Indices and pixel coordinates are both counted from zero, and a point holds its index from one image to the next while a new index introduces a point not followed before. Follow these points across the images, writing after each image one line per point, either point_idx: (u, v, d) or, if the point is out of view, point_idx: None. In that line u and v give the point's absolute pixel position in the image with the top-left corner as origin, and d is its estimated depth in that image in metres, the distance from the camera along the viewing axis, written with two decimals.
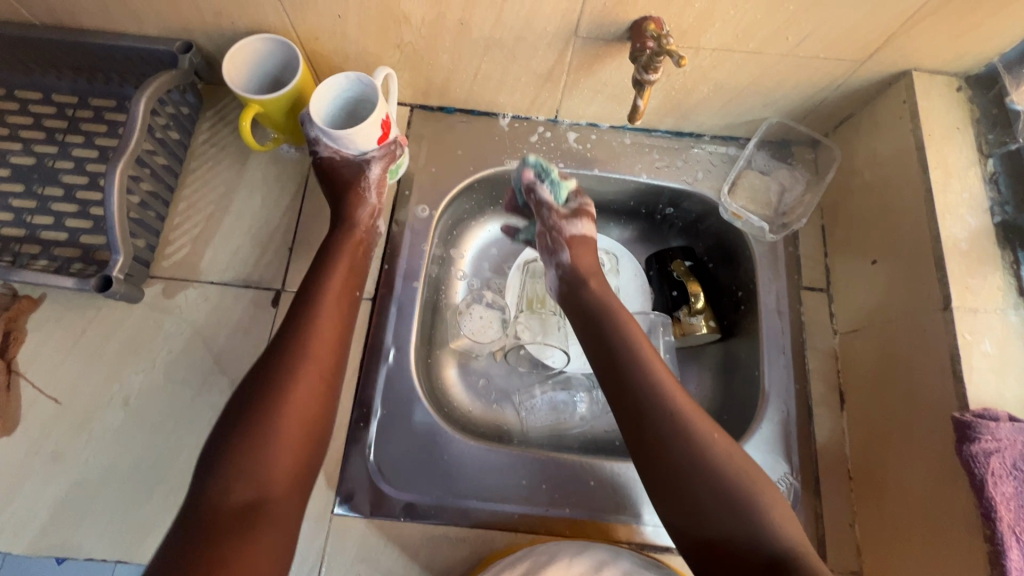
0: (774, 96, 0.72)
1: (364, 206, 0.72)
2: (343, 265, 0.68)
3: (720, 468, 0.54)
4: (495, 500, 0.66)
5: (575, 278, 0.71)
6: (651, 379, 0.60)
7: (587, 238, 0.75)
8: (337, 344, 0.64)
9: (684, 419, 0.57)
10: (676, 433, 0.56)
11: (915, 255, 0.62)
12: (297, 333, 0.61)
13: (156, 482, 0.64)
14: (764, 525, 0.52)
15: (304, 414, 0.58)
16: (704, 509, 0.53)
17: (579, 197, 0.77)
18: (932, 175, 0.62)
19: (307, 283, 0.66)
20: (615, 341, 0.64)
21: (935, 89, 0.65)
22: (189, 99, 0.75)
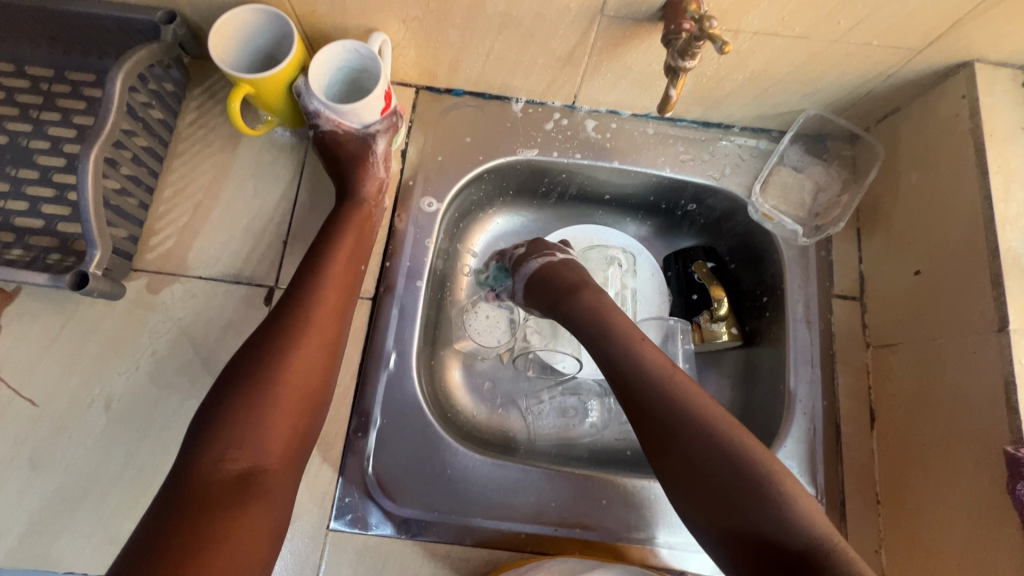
0: (815, 86, 0.66)
1: (369, 184, 0.67)
2: (344, 238, 0.63)
3: (741, 459, 0.49)
4: (500, 517, 0.62)
5: (571, 275, 0.66)
6: (648, 370, 0.56)
7: (534, 281, 0.68)
8: (335, 312, 0.60)
9: (693, 409, 0.53)
10: (682, 425, 0.52)
11: (967, 268, 0.57)
12: (294, 305, 0.58)
13: (140, 492, 0.60)
14: (793, 526, 0.46)
15: (298, 391, 0.55)
16: (730, 506, 0.48)
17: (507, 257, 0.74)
18: (992, 180, 0.56)
19: (308, 256, 0.62)
20: (606, 332, 0.60)
21: (998, 83, 0.59)
22: (174, 75, 0.69)
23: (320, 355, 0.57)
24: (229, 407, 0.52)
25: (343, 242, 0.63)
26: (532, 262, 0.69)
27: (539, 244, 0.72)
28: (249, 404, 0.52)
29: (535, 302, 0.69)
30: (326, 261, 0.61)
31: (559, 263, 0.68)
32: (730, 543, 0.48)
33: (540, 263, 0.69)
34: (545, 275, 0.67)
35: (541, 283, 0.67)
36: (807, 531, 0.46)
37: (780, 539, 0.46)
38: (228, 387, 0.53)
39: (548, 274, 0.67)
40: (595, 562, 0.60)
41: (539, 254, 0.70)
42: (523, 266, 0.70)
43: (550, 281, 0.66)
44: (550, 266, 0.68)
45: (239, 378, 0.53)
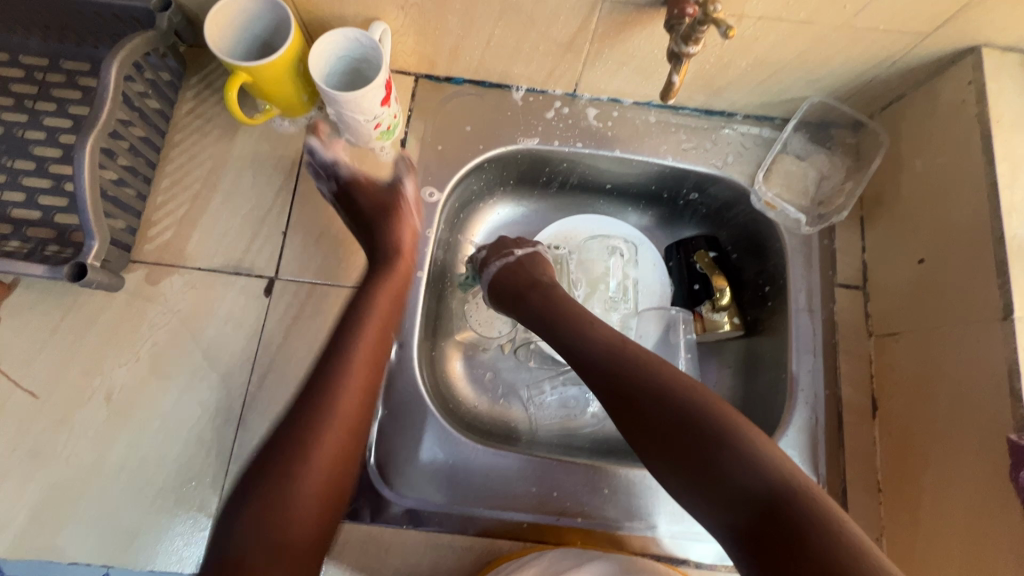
0: (820, 73, 0.65)
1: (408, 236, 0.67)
2: (385, 295, 0.62)
3: (698, 415, 0.48)
4: (500, 506, 0.62)
5: (530, 273, 0.68)
6: (601, 346, 0.57)
7: (495, 284, 0.69)
8: (374, 372, 0.57)
9: (649, 376, 0.53)
10: (640, 392, 0.52)
11: (971, 257, 0.56)
12: (335, 367, 0.55)
13: (141, 483, 0.60)
14: (757, 469, 0.44)
15: (342, 454, 0.52)
16: (698, 463, 0.46)
17: (476, 259, 0.74)
18: (998, 168, 0.55)
19: (348, 314, 0.60)
20: (560, 313, 0.62)
21: (1006, 68, 0.58)
22: (170, 64, 0.68)
23: (363, 418, 0.55)
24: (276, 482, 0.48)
25: (382, 300, 0.61)
26: (492, 265, 0.70)
27: (503, 244, 0.72)
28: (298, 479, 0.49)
29: (497, 296, 0.69)
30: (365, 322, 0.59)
31: (522, 259, 0.69)
32: (704, 501, 0.46)
33: (498, 267, 0.69)
34: (506, 274, 0.69)
35: (502, 282, 0.68)
36: (771, 473, 0.44)
37: (752, 487, 0.43)
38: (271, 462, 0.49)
39: (509, 272, 0.68)
40: (596, 551, 0.60)
41: (500, 256, 0.70)
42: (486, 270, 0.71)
43: (514, 276, 0.68)
44: (512, 266, 0.69)
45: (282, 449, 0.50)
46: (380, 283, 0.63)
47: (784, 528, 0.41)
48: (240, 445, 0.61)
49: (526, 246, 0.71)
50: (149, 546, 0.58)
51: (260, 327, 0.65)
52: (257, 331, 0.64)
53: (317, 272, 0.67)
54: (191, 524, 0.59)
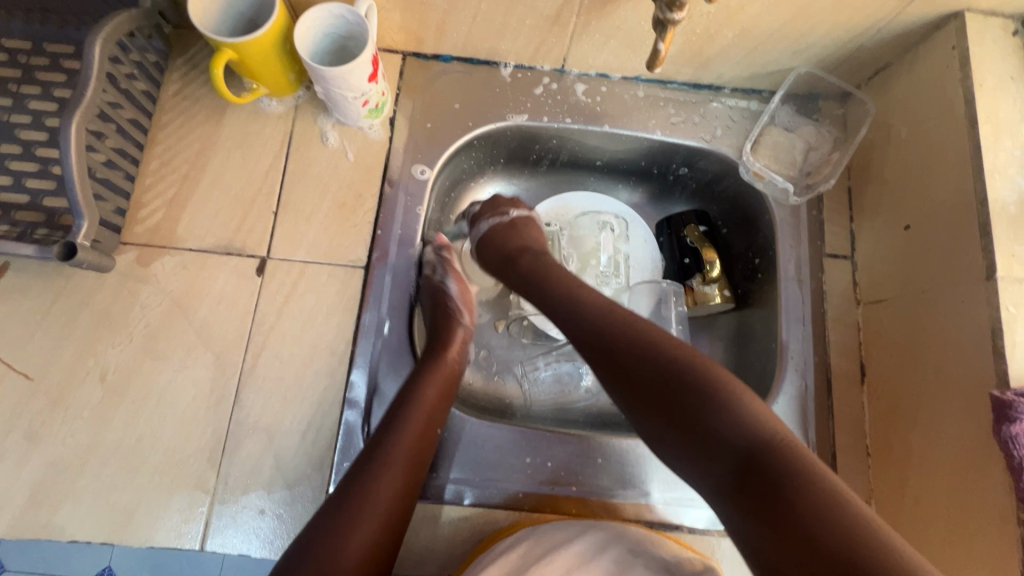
0: (806, 42, 0.65)
1: (462, 323, 0.68)
2: (444, 374, 0.61)
3: (688, 375, 0.49)
4: (495, 478, 0.63)
5: (523, 237, 0.70)
6: (593, 311, 0.57)
7: (487, 241, 0.71)
8: (416, 468, 0.56)
9: (643, 340, 0.52)
10: (633, 355, 0.52)
11: (956, 221, 0.57)
12: (378, 465, 0.54)
13: (139, 461, 0.60)
14: (743, 424, 0.44)
15: (390, 523, 0.53)
16: (688, 421, 0.47)
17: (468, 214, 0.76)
18: (981, 130, 0.56)
19: (408, 398, 0.58)
20: (551, 284, 0.62)
21: (989, 32, 0.58)
22: (156, 45, 0.67)
23: (405, 511, 0.55)
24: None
25: (436, 382, 0.60)
26: (487, 222, 0.71)
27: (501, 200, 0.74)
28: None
29: (489, 257, 0.71)
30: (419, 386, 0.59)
31: (515, 221, 0.71)
32: (692, 458, 0.47)
33: (490, 224, 0.71)
34: (496, 239, 0.70)
35: (493, 244, 0.70)
36: (756, 429, 0.44)
37: (738, 442, 0.44)
38: (314, 546, 0.49)
39: (500, 236, 0.70)
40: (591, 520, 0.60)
41: (495, 211, 0.72)
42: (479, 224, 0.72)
43: (506, 239, 0.69)
44: (502, 228, 0.70)
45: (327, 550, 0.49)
46: (440, 364, 0.62)
47: (767, 482, 0.41)
48: (236, 422, 0.62)
49: (518, 207, 0.73)
50: (148, 524, 0.59)
51: (254, 307, 0.65)
52: (251, 311, 0.65)
53: (308, 250, 0.67)
54: (189, 501, 0.59)
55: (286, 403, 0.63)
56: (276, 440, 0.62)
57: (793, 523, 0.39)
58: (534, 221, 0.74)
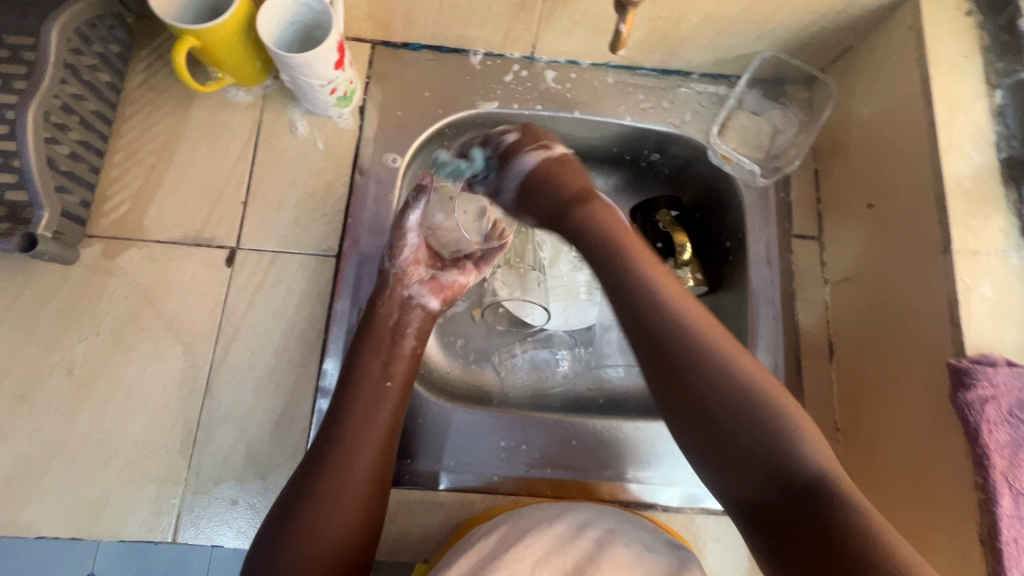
0: (769, 25, 0.66)
1: (389, 269, 0.63)
2: (388, 330, 0.61)
3: (748, 397, 0.47)
4: (471, 462, 0.63)
5: (570, 186, 0.59)
6: (663, 307, 0.51)
7: (530, 185, 0.60)
8: (385, 456, 0.56)
9: (700, 346, 0.49)
10: (693, 363, 0.48)
11: (914, 197, 0.58)
12: (343, 454, 0.54)
13: (108, 454, 0.59)
14: (800, 457, 0.44)
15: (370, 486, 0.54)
16: (737, 441, 0.46)
17: (493, 146, 0.63)
18: (936, 107, 0.57)
19: (346, 370, 0.59)
20: (614, 256, 0.55)
21: (943, 13, 0.60)
22: (119, 35, 0.66)
23: (380, 493, 0.55)
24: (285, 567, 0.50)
25: (381, 345, 0.60)
26: (529, 155, 0.61)
27: (534, 134, 0.63)
28: (312, 564, 0.50)
29: (531, 207, 0.61)
30: (372, 346, 0.60)
31: (557, 164, 0.61)
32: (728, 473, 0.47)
33: (535, 157, 0.60)
34: (539, 191, 0.60)
35: (540, 194, 0.60)
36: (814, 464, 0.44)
37: (793, 473, 0.44)
38: (295, 507, 0.52)
39: (543, 187, 0.60)
40: (568, 501, 0.61)
41: (534, 146, 0.61)
42: (516, 159, 0.61)
43: (550, 192, 0.59)
44: (543, 170, 0.60)
45: (289, 537, 0.50)
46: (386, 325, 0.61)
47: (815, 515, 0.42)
48: (207, 414, 0.61)
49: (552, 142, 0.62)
50: (118, 517, 0.58)
51: (224, 297, 0.64)
52: (221, 301, 0.64)
53: (279, 240, 0.67)
54: (159, 493, 0.59)
55: (258, 393, 0.62)
56: (248, 430, 0.61)
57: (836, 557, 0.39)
58: (572, 157, 0.63)
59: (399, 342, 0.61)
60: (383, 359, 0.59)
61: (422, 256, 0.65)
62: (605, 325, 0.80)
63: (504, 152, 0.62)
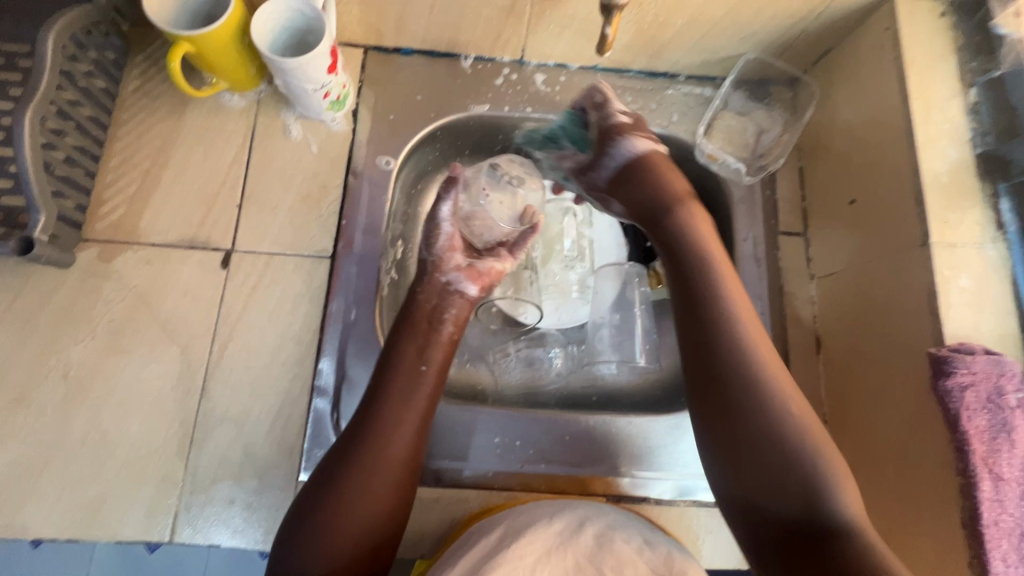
0: (751, 28, 0.68)
1: (427, 257, 0.63)
2: (426, 313, 0.61)
3: (789, 433, 0.50)
4: (466, 458, 0.64)
5: (667, 187, 0.64)
6: (732, 334, 0.54)
7: (632, 168, 0.65)
8: (418, 438, 0.56)
9: (755, 376, 0.52)
10: (748, 390, 0.52)
11: (894, 192, 0.60)
12: (380, 431, 0.54)
13: (105, 456, 0.60)
14: (828, 498, 0.47)
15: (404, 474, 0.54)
16: (766, 462, 0.49)
17: (601, 117, 0.67)
18: (913, 105, 0.59)
19: (384, 353, 0.59)
20: (701, 273, 0.59)
21: (918, 14, 0.62)
22: (114, 42, 0.67)
23: (410, 482, 0.55)
24: (318, 545, 0.49)
25: (421, 335, 0.60)
26: (636, 142, 0.65)
27: (642, 125, 0.68)
28: (338, 549, 0.49)
29: (627, 195, 0.66)
30: (420, 334, 0.60)
31: (661, 164, 0.66)
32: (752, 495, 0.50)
33: (641, 145, 0.65)
34: (639, 185, 0.65)
35: (640, 186, 0.65)
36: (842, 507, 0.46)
37: (817, 511, 0.47)
38: (329, 483, 0.52)
39: (646, 182, 0.65)
40: (567, 498, 0.60)
41: (642, 134, 0.66)
42: (624, 139, 0.65)
43: (652, 188, 0.64)
44: (646, 161, 0.65)
45: (321, 513, 0.50)
46: (433, 318, 0.61)
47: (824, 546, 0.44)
48: (203, 414, 0.62)
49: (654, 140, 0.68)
50: (115, 518, 0.58)
51: (220, 299, 0.65)
52: (217, 303, 0.65)
53: (274, 242, 0.67)
54: (156, 494, 0.59)
55: (254, 393, 0.63)
56: (244, 430, 0.62)
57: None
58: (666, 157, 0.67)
59: (438, 329, 0.61)
60: (419, 344, 0.59)
61: (459, 243, 0.64)
62: (597, 322, 0.77)
63: (614, 128, 0.66)
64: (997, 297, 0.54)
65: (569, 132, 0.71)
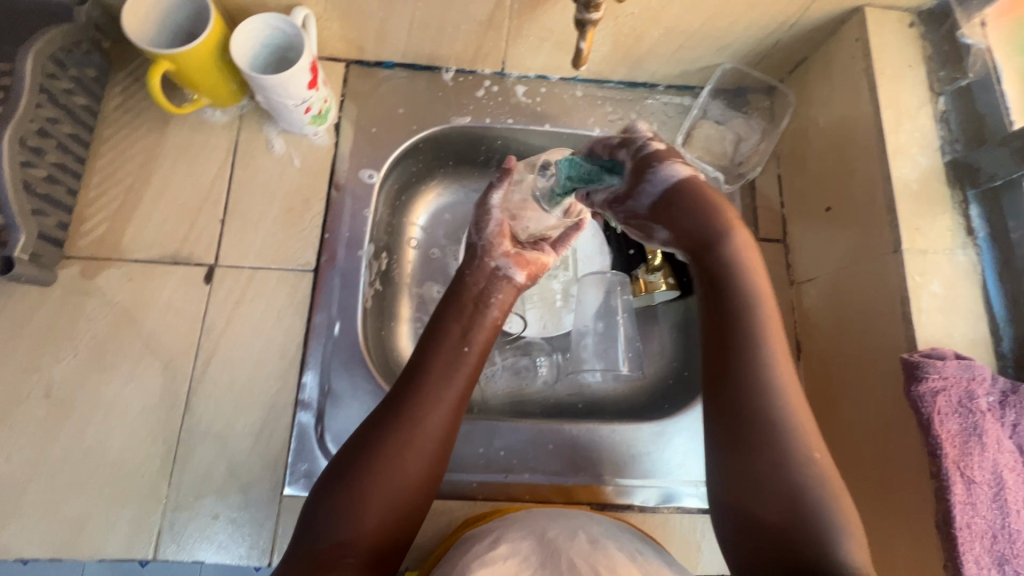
0: (726, 40, 0.69)
1: (477, 241, 0.64)
2: (472, 297, 0.61)
3: (801, 479, 0.46)
4: (450, 468, 0.64)
5: (711, 214, 0.54)
6: (755, 362, 0.50)
7: (674, 196, 0.55)
8: (454, 421, 0.54)
9: (775, 414, 0.48)
10: (766, 423, 0.48)
11: (867, 200, 0.61)
12: (416, 411, 0.52)
13: (88, 473, 0.60)
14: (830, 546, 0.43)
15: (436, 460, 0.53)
16: (768, 483, 0.46)
17: (633, 151, 0.58)
18: (883, 115, 0.60)
19: (428, 329, 0.59)
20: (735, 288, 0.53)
21: (888, 25, 0.63)
22: (95, 60, 0.67)
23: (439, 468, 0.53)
24: (345, 516, 0.48)
25: (464, 318, 0.59)
26: (675, 167, 0.56)
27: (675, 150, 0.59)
28: (363, 532, 0.48)
29: (666, 219, 0.56)
30: (461, 318, 0.59)
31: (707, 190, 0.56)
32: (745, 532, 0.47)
33: (681, 171, 0.55)
34: (685, 210, 0.55)
35: (688, 210, 0.55)
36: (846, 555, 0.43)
37: (819, 562, 0.43)
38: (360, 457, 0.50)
39: (692, 209, 0.55)
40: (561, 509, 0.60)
41: (680, 159, 0.57)
42: (661, 167, 0.56)
43: (698, 213, 0.55)
44: (688, 189, 0.56)
45: (350, 489, 0.49)
46: (477, 309, 0.60)
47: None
48: (187, 430, 0.62)
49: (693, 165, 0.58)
50: (98, 536, 0.58)
51: (203, 314, 0.65)
52: (200, 318, 0.65)
53: (258, 256, 0.68)
54: (140, 511, 0.59)
55: (238, 408, 0.63)
56: (229, 445, 0.62)
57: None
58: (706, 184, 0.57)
59: (483, 312, 0.60)
60: (463, 324, 0.59)
61: (507, 232, 0.65)
62: (582, 329, 0.77)
63: (648, 157, 0.57)
64: (967, 302, 0.55)
65: (581, 172, 0.62)
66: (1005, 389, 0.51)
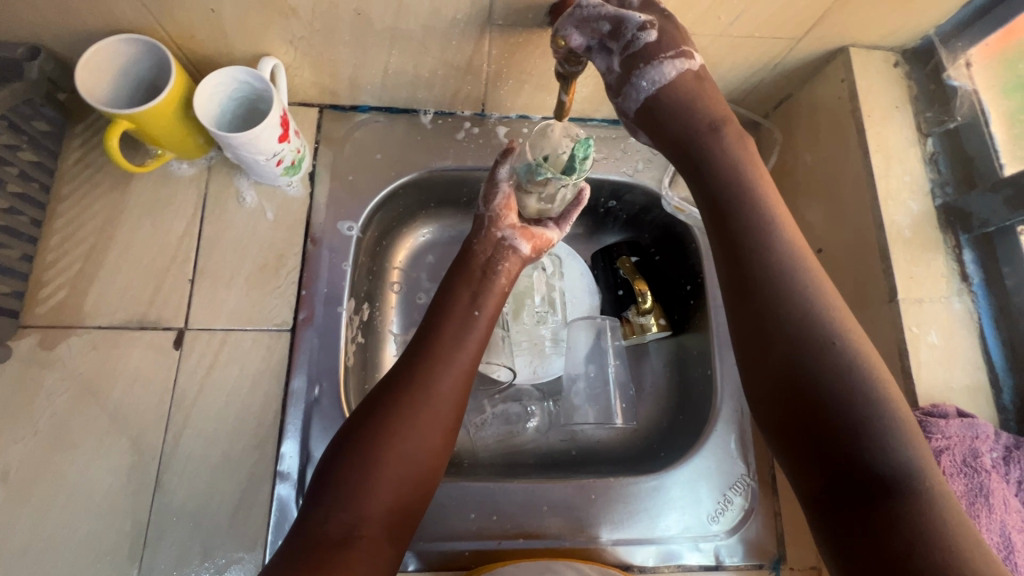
0: (711, 80, 0.66)
1: (484, 214, 0.64)
2: (477, 261, 0.62)
3: (857, 388, 0.41)
4: (440, 537, 0.61)
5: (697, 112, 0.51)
6: (776, 262, 0.46)
7: (667, 98, 0.51)
8: (467, 383, 0.55)
9: (812, 329, 0.43)
10: (797, 324, 0.43)
11: (860, 245, 0.59)
12: (428, 374, 0.53)
13: (51, 563, 0.56)
14: (884, 449, 0.39)
15: (448, 435, 0.52)
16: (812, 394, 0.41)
17: (622, 46, 0.51)
18: (873, 158, 0.59)
19: (437, 298, 0.60)
20: (735, 198, 0.48)
21: (873, 65, 0.62)
22: (47, 113, 0.63)
23: (449, 443, 0.53)
24: (355, 489, 0.47)
25: (471, 283, 0.60)
26: (670, 67, 0.51)
27: (675, 29, 0.52)
28: (373, 503, 0.47)
29: (659, 127, 0.52)
30: (466, 277, 0.61)
31: (696, 87, 0.52)
32: (790, 443, 0.42)
33: (676, 68, 0.51)
34: (670, 113, 0.51)
35: (672, 113, 0.51)
36: (899, 457, 0.39)
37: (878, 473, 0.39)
38: (363, 433, 0.49)
39: (677, 113, 0.51)
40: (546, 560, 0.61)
41: (673, 50, 0.51)
42: (650, 69, 0.51)
43: (681, 119, 0.51)
44: (682, 90, 0.51)
45: (355, 464, 0.48)
46: (490, 274, 0.61)
47: (877, 509, 0.38)
48: (158, 510, 0.58)
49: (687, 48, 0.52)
50: None
51: (173, 384, 0.61)
52: (170, 388, 0.61)
53: (230, 317, 0.64)
54: None
55: (212, 482, 0.59)
56: (203, 522, 0.58)
57: (878, 539, 0.37)
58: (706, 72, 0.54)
59: (492, 278, 0.61)
60: (473, 289, 0.60)
61: (514, 205, 0.64)
62: (573, 375, 0.75)
63: (638, 56, 0.51)
64: (966, 351, 0.54)
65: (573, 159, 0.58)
66: (1008, 444, 0.50)
